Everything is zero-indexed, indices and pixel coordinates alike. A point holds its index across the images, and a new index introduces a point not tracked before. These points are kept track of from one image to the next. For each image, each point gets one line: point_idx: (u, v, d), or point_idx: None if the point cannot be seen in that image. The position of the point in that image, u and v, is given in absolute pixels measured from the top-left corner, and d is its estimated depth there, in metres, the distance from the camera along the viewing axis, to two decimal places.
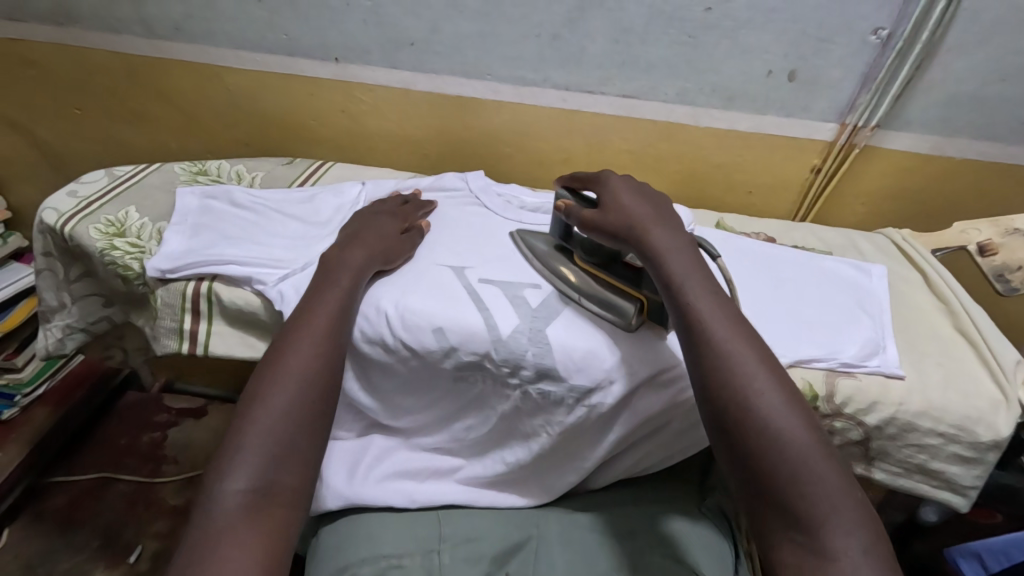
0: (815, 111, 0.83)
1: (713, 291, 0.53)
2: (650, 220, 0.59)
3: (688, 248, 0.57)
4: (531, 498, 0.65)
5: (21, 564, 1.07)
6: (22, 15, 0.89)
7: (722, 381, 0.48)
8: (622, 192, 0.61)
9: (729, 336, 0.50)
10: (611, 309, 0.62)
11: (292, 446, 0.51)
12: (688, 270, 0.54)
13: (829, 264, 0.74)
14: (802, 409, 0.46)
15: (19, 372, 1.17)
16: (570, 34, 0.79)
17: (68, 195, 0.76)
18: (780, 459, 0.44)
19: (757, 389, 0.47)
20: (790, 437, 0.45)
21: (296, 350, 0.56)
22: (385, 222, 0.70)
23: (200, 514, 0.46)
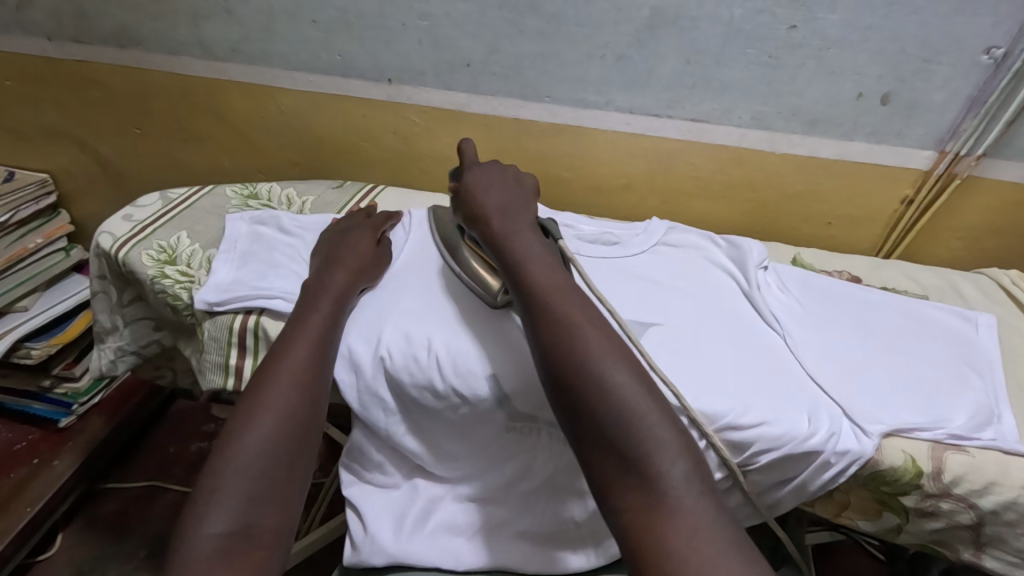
0: (909, 138, 0.75)
1: (547, 254, 0.57)
2: (500, 206, 0.63)
3: (531, 230, 0.61)
4: (589, 557, 0.60)
5: (72, 570, 1.08)
6: (88, 38, 0.90)
7: (548, 338, 0.50)
8: (481, 181, 0.65)
9: (556, 295, 0.52)
10: (479, 284, 0.63)
11: (273, 488, 0.48)
12: (526, 244, 0.58)
13: (926, 309, 0.67)
14: (626, 353, 0.49)
15: (76, 381, 1.15)
16: (637, 55, 0.74)
17: (124, 219, 0.75)
18: (605, 403, 0.45)
19: (581, 342, 0.48)
20: (614, 383, 0.46)
21: (277, 382, 0.53)
22: (359, 237, 0.69)
23: (174, 562, 0.43)
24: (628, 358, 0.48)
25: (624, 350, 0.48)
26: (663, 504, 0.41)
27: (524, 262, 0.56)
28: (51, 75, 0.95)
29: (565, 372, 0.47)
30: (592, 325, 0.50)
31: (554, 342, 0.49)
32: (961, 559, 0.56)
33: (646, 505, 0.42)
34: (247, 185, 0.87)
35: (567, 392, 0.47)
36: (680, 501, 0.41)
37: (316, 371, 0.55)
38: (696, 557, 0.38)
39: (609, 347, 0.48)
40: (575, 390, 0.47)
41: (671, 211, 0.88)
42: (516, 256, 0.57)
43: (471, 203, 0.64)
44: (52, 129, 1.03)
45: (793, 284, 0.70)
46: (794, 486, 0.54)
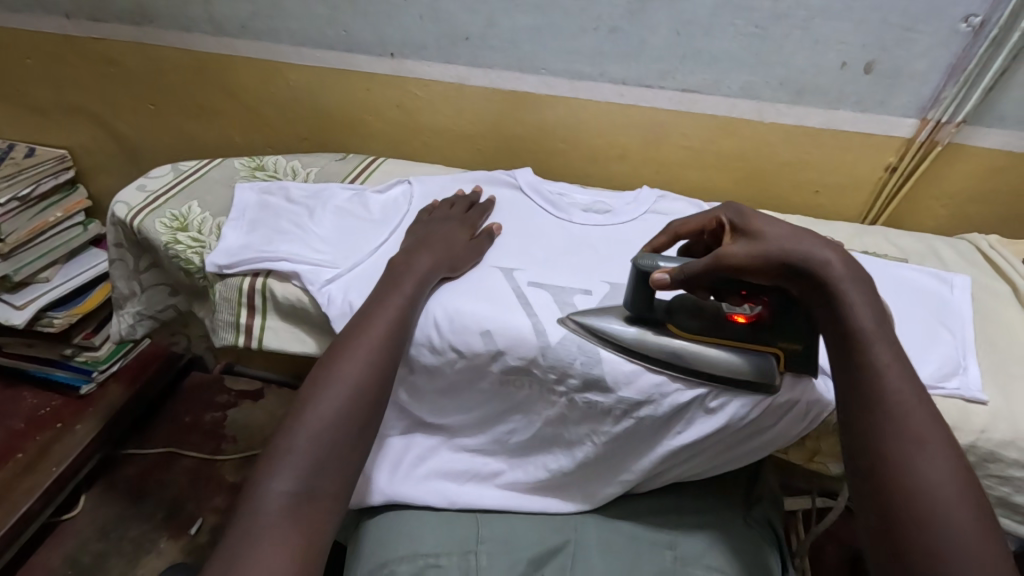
0: (893, 107, 0.77)
1: (901, 358, 0.49)
2: (820, 251, 0.51)
3: (876, 300, 0.51)
4: (574, 503, 0.65)
5: (96, 528, 1.14)
6: (104, 15, 0.93)
7: (901, 465, 0.45)
8: (766, 222, 0.55)
9: (919, 415, 0.47)
10: (745, 374, 0.56)
11: (336, 454, 0.52)
12: (879, 327, 0.49)
13: (902, 271, 0.69)
14: (980, 504, 0.44)
15: (96, 350, 1.22)
16: (629, 27, 0.76)
17: (138, 189, 0.79)
18: (931, 542, 0.42)
19: (930, 470, 0.44)
20: (965, 535, 0.42)
21: (350, 357, 0.56)
22: (453, 231, 0.70)
23: (246, 507, 0.48)
24: (977, 500, 0.44)
25: (972, 497, 0.44)
26: None
27: (879, 355, 0.49)
28: (67, 52, 0.99)
29: (904, 505, 0.44)
30: (942, 460, 0.45)
31: (908, 467, 0.45)
32: None
33: None
34: (254, 157, 0.90)
35: (907, 525, 0.43)
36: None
37: (390, 354, 0.58)
38: None
39: (961, 486, 0.44)
40: (906, 528, 0.43)
41: (665, 182, 0.90)
42: (859, 339, 0.49)
43: (778, 252, 0.51)
44: (71, 106, 1.06)
45: None
46: (772, 434, 0.59)
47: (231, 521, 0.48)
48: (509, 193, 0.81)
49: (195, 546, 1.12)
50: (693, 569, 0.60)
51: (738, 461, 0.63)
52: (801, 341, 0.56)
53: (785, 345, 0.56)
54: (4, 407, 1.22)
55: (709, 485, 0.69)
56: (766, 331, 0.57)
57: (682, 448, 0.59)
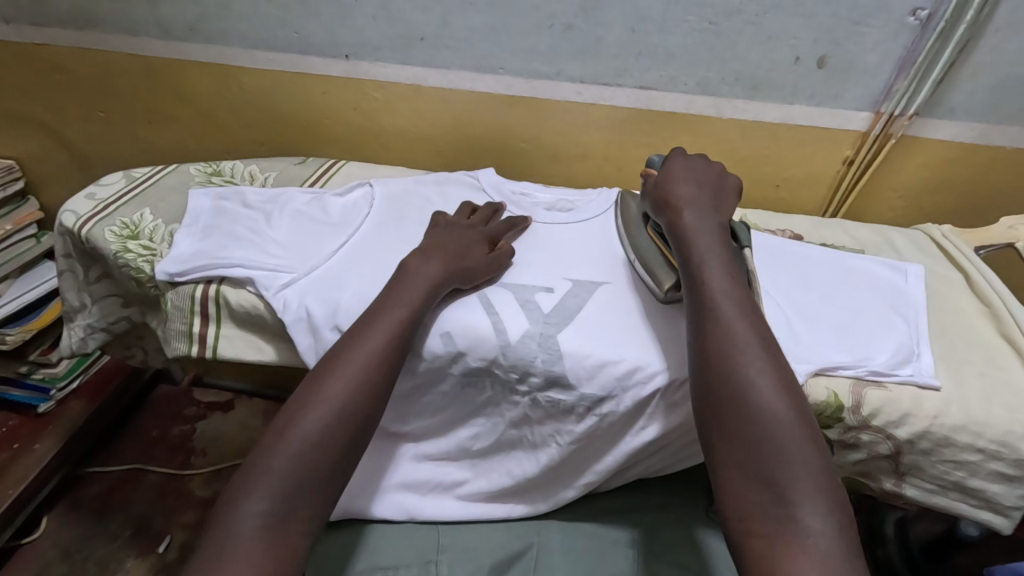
0: (847, 100, 0.79)
1: (729, 270, 0.56)
2: (690, 201, 0.62)
3: (716, 230, 0.60)
4: (536, 504, 0.64)
5: (58, 550, 1.11)
6: (47, 21, 0.90)
7: (716, 354, 0.51)
8: (682, 171, 0.66)
9: (730, 308, 0.53)
10: (650, 276, 0.63)
11: (314, 478, 0.51)
12: (709, 249, 0.58)
13: (859, 263, 0.70)
14: (783, 372, 0.50)
15: (54, 367, 1.18)
16: (584, 25, 0.76)
17: (87, 198, 0.77)
18: (743, 409, 0.48)
19: (740, 351, 0.51)
20: (765, 401, 0.48)
21: (339, 373, 0.55)
22: (473, 240, 0.67)
23: (219, 521, 0.48)
24: (779, 369, 0.50)
25: (779, 368, 0.50)
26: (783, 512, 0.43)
27: (707, 269, 0.56)
28: (10, 59, 0.96)
29: (723, 381, 0.49)
30: (751, 341, 0.51)
31: (721, 355, 0.51)
32: (884, 489, 0.60)
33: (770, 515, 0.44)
34: (210, 163, 0.88)
35: (722, 403, 0.49)
36: (811, 523, 0.43)
37: (379, 376, 0.55)
38: (801, 560, 0.41)
39: (766, 362, 0.50)
40: (724, 401, 0.49)
41: (627, 179, 0.90)
42: (693, 258, 0.57)
43: (661, 192, 0.64)
44: (17, 115, 1.03)
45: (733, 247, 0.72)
46: None
47: (206, 535, 0.48)
48: (471, 194, 0.80)
49: (164, 564, 1.09)
50: (659, 567, 0.60)
51: (699, 456, 0.63)
52: None
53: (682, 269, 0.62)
54: None
55: (676, 481, 0.69)
56: None
57: (645, 444, 0.58)
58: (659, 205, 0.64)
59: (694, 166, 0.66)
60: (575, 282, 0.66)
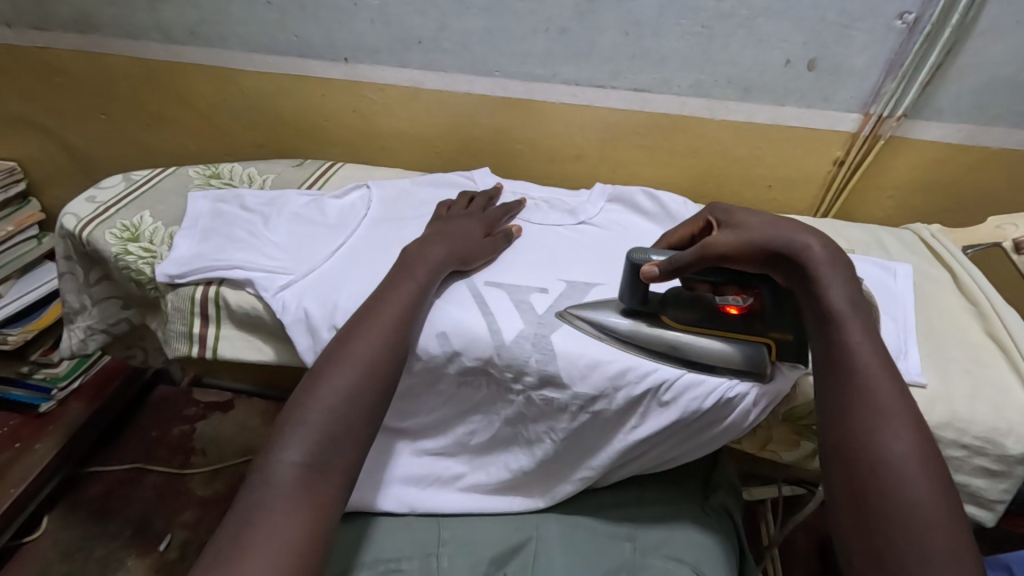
0: (837, 102, 0.80)
1: (876, 341, 0.52)
2: (801, 236, 0.55)
3: (856, 286, 0.54)
4: (532, 499, 0.66)
5: (60, 550, 1.12)
6: (48, 25, 0.91)
7: (866, 441, 0.47)
8: (745, 211, 0.60)
9: (883, 389, 0.49)
10: (740, 365, 0.58)
11: (349, 429, 0.52)
12: (854, 311, 0.52)
13: (847, 262, 0.72)
14: (939, 474, 0.46)
15: (56, 367, 1.20)
16: (577, 29, 0.77)
17: (87, 201, 0.78)
18: (892, 511, 0.44)
19: (892, 443, 0.47)
20: (921, 505, 0.44)
21: (367, 332, 0.56)
22: (470, 226, 0.70)
23: (257, 474, 0.49)
24: (932, 467, 0.46)
25: (936, 468, 0.46)
26: None
27: (852, 337, 0.51)
28: (11, 62, 0.97)
29: (869, 472, 0.46)
30: (906, 432, 0.47)
31: (870, 443, 0.47)
32: None
33: None
34: (210, 166, 0.89)
35: (867, 498, 0.46)
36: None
37: (402, 335, 0.57)
38: None
39: (921, 459, 0.46)
40: (869, 498, 0.46)
41: (621, 180, 0.91)
42: (834, 324, 0.52)
43: (759, 239, 0.55)
44: (17, 117, 1.04)
45: None
46: (727, 425, 0.59)
47: (242, 487, 0.49)
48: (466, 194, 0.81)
49: (165, 562, 1.10)
50: (654, 559, 0.61)
51: (694, 453, 0.64)
52: (794, 331, 0.58)
53: (776, 335, 0.58)
54: None
55: (669, 477, 0.70)
56: (761, 319, 0.59)
57: (637, 442, 0.60)
58: (760, 259, 0.56)
59: (746, 210, 0.60)
60: (569, 283, 0.67)
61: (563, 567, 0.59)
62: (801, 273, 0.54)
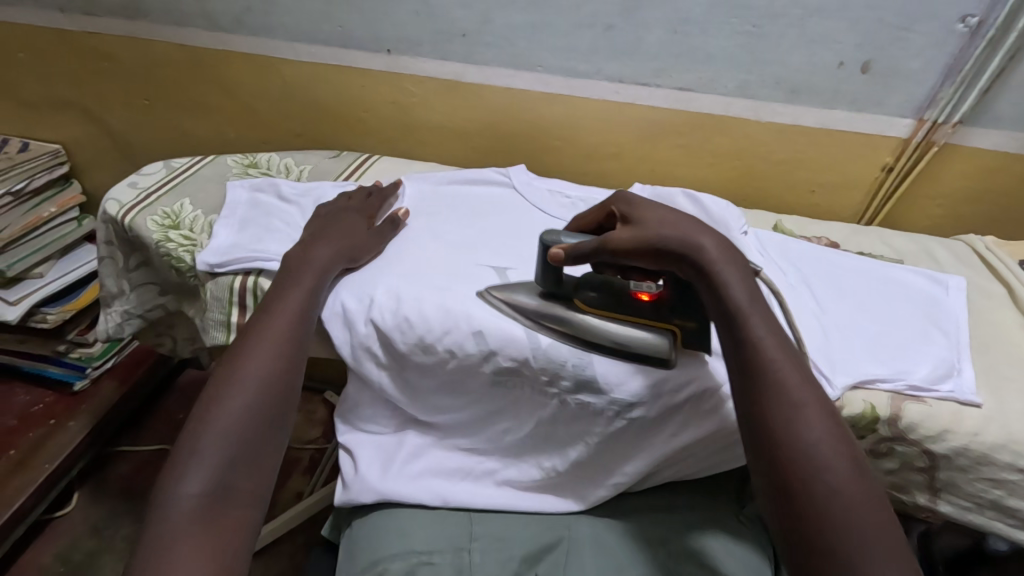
0: (889, 106, 0.77)
1: (776, 327, 0.51)
2: (693, 231, 0.54)
3: (747, 273, 0.53)
4: (564, 499, 0.64)
5: (88, 526, 1.14)
6: (97, 10, 0.93)
7: (785, 433, 0.46)
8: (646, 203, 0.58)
9: (792, 374, 0.48)
10: (644, 352, 0.59)
11: (248, 451, 0.51)
12: (753, 301, 0.51)
13: (896, 273, 0.69)
14: (857, 456, 0.46)
15: (90, 347, 1.21)
16: (624, 25, 0.76)
17: (129, 186, 0.79)
18: (825, 503, 0.43)
19: (809, 432, 0.46)
20: (846, 491, 0.44)
21: (252, 350, 0.56)
22: (357, 219, 0.71)
23: (154, 515, 0.46)
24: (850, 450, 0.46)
25: (854, 453, 0.46)
26: None
27: (754, 326, 0.50)
28: (60, 47, 0.98)
29: (793, 467, 0.45)
30: (820, 420, 0.46)
31: (790, 435, 0.46)
32: (917, 505, 0.59)
33: None
34: (247, 155, 0.90)
35: (799, 495, 0.44)
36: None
37: (294, 346, 0.57)
38: None
39: (838, 443, 0.46)
40: (801, 493, 0.44)
41: (659, 179, 0.89)
42: (736, 314, 0.51)
43: (654, 236, 0.54)
44: (63, 101, 1.06)
45: (771, 250, 0.71)
46: None
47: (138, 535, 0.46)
48: (501, 190, 0.80)
49: None
50: (687, 566, 0.60)
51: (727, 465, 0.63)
52: (698, 320, 0.59)
53: (681, 322, 0.59)
54: None
55: (701, 485, 0.69)
56: (667, 308, 0.60)
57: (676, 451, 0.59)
58: (658, 257, 0.54)
59: (644, 200, 0.59)
60: None
61: (593, 570, 0.58)
62: (696, 267, 0.53)
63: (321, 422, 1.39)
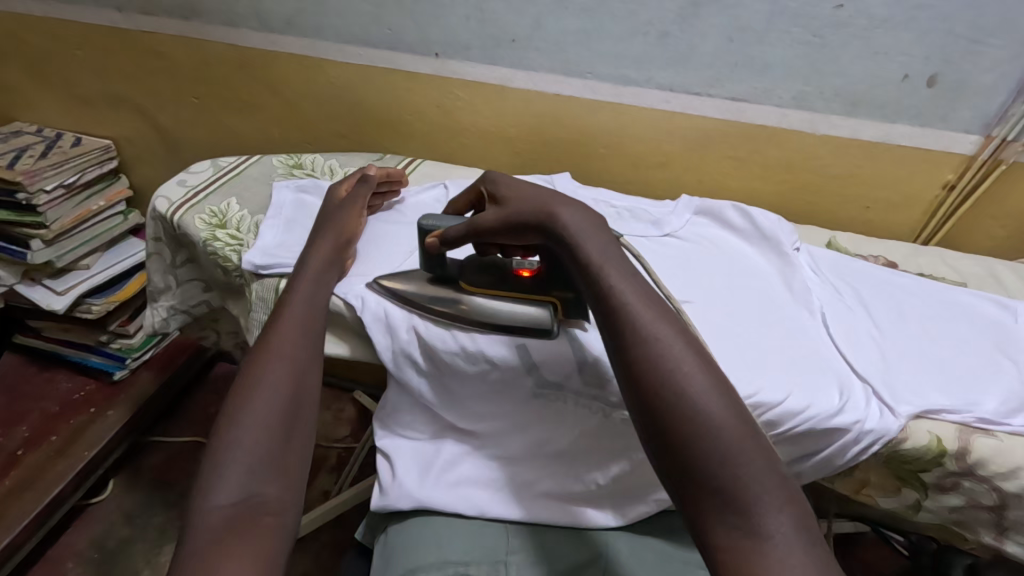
0: (955, 121, 0.74)
1: (629, 268, 0.51)
2: (555, 201, 0.55)
3: (599, 225, 0.53)
4: (605, 515, 0.62)
5: (122, 513, 1.16)
6: (153, 10, 0.95)
7: (644, 368, 0.45)
8: (508, 180, 0.60)
9: (645, 311, 0.47)
10: (526, 327, 0.60)
11: (276, 460, 0.50)
12: (606, 250, 0.51)
13: (959, 296, 0.66)
14: (721, 381, 0.44)
15: (130, 339, 1.23)
16: (679, 32, 0.74)
17: (178, 184, 0.80)
18: (692, 428, 0.42)
19: (666, 363, 0.44)
20: (714, 415, 0.42)
21: (269, 358, 0.55)
22: (337, 211, 0.71)
23: (185, 528, 0.45)
24: (715, 376, 0.45)
25: (718, 378, 0.44)
26: (767, 551, 0.38)
27: (609, 272, 0.49)
28: (116, 45, 1.00)
29: (658, 400, 0.43)
30: (681, 350, 0.45)
31: (651, 371, 0.44)
32: (982, 543, 0.57)
33: (749, 556, 0.38)
34: (292, 155, 0.90)
35: (667, 428, 0.43)
36: (781, 542, 0.39)
37: (308, 352, 0.58)
38: None
39: (704, 372, 0.44)
40: (672, 426, 0.42)
41: (706, 191, 0.87)
42: (590, 261, 0.50)
43: (514, 212, 0.56)
44: (116, 98, 1.08)
45: (824, 268, 0.69)
46: (821, 459, 0.55)
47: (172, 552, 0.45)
48: None
49: None
50: None
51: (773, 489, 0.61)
52: (572, 290, 0.60)
53: (558, 293, 0.61)
54: (40, 390, 1.24)
55: None
56: (547, 282, 0.61)
57: None
58: (513, 231, 0.56)
59: (512, 179, 0.61)
60: None
61: None
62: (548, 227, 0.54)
63: (350, 421, 1.39)
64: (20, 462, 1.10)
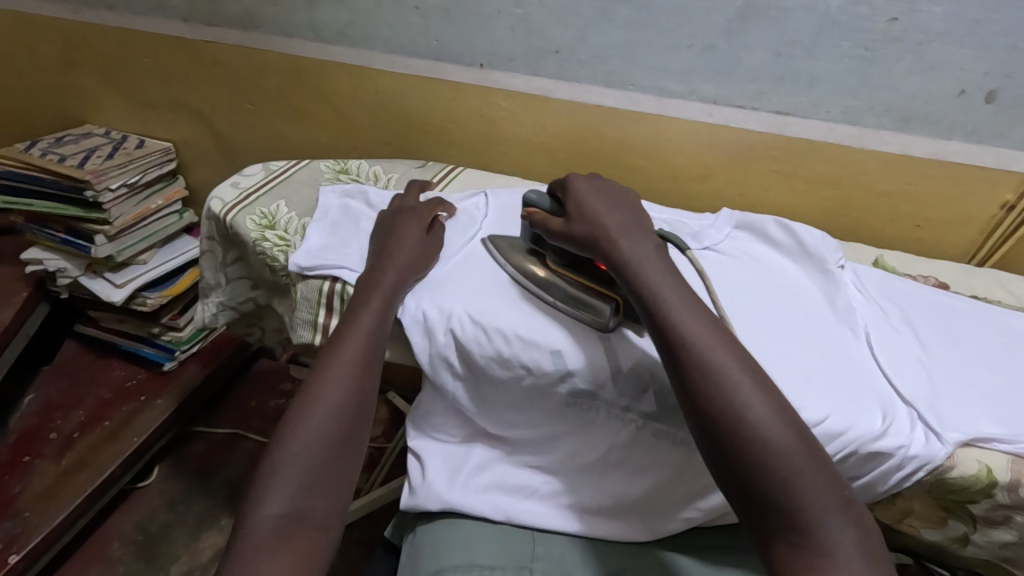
0: (1013, 138, 0.71)
1: (683, 287, 0.55)
2: (619, 228, 0.61)
3: (654, 251, 0.59)
4: (633, 532, 0.62)
5: (164, 498, 1.22)
6: (216, 20, 1.00)
7: (700, 387, 0.48)
8: (590, 199, 0.63)
9: (698, 330, 0.51)
10: (587, 311, 0.61)
11: (324, 474, 0.52)
12: (663, 274, 0.56)
13: (1017, 321, 0.63)
14: (775, 397, 0.48)
15: (179, 331, 1.29)
16: (724, 45, 0.74)
17: (232, 186, 0.84)
18: (747, 442, 0.46)
19: (719, 381, 0.48)
20: (766, 431, 0.46)
21: (331, 373, 0.57)
22: (408, 227, 0.71)
23: (237, 533, 0.48)
24: (771, 392, 0.48)
25: (771, 393, 0.48)
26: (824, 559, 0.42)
27: (660, 292, 0.54)
28: (180, 54, 1.06)
29: (710, 415, 0.47)
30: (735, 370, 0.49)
31: (705, 390, 0.48)
32: None
33: (808, 562, 0.42)
34: (339, 160, 0.93)
35: (723, 443, 0.47)
36: (837, 552, 0.42)
37: (369, 371, 0.59)
38: None
39: (755, 387, 0.48)
40: (729, 442, 0.46)
41: (747, 206, 0.86)
42: (643, 283, 0.56)
43: (584, 221, 0.62)
44: (177, 103, 1.14)
45: (870, 287, 0.67)
46: (862, 484, 0.53)
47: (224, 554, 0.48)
48: None
49: None
50: None
51: None
52: None
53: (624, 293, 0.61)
54: (96, 376, 1.31)
55: None
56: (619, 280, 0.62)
57: None
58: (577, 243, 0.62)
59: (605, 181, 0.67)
60: None
61: None
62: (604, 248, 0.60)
63: (383, 421, 1.42)
64: (76, 444, 1.17)
